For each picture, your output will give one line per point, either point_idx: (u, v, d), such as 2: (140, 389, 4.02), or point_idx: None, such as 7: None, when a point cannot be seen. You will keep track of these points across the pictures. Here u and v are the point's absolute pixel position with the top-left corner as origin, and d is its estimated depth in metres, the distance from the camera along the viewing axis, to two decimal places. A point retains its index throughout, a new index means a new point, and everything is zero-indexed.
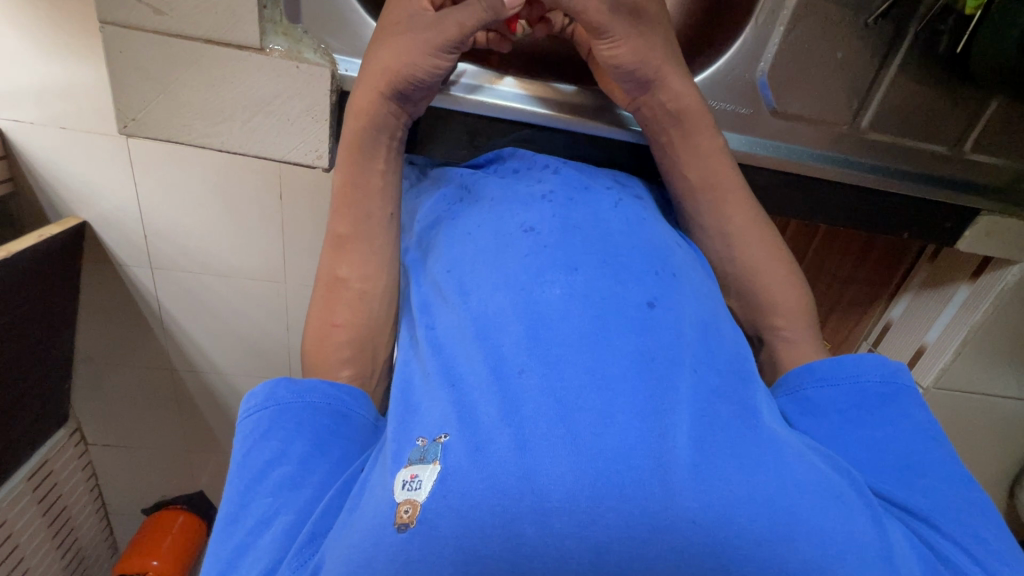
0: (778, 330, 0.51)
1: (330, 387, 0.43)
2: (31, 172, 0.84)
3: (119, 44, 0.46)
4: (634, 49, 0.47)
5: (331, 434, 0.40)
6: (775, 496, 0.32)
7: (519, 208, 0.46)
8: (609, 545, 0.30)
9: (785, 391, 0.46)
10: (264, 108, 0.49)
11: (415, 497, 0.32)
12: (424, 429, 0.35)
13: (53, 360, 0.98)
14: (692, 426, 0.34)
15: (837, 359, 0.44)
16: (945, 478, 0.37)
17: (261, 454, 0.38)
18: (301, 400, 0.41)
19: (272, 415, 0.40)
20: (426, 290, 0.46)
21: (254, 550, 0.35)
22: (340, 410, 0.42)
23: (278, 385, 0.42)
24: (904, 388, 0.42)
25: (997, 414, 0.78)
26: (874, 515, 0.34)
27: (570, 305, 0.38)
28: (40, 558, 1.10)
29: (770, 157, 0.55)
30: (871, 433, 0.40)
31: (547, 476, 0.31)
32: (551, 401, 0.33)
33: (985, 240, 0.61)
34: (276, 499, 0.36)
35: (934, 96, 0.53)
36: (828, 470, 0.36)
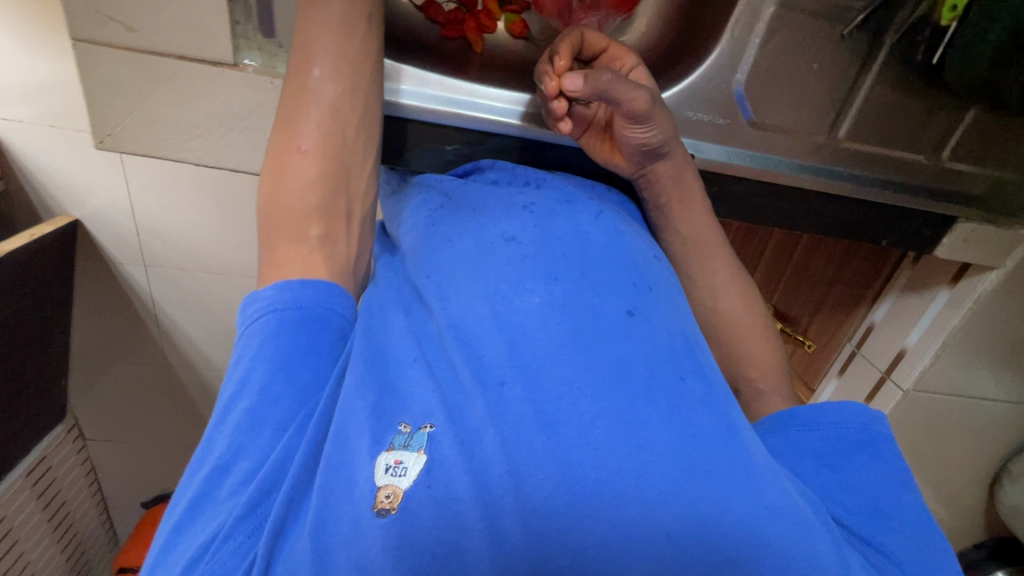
0: (751, 381, 0.52)
1: (299, 287, 0.39)
2: (22, 172, 0.85)
3: (91, 61, 0.45)
4: (659, 130, 0.49)
5: (299, 350, 0.37)
6: (751, 517, 0.32)
7: (501, 217, 0.46)
8: (585, 553, 0.31)
9: (766, 430, 0.47)
10: (241, 122, 0.50)
11: (398, 483, 0.32)
12: (408, 415, 0.35)
13: (50, 356, 0.99)
14: (675, 437, 0.34)
15: (816, 405, 0.45)
16: (913, 525, 0.38)
17: (228, 388, 0.36)
18: (266, 317, 0.38)
19: (240, 340, 0.38)
20: (404, 292, 0.46)
21: (215, 496, 0.33)
22: (312, 313, 0.38)
23: (248, 306, 0.39)
24: (881, 437, 0.43)
25: (976, 416, 0.79)
26: (835, 538, 0.35)
27: (548, 314, 0.39)
28: (40, 552, 1.11)
29: (748, 167, 0.55)
30: (850, 477, 0.41)
31: (530, 480, 0.32)
32: (533, 413, 0.34)
33: (962, 247, 0.62)
34: (237, 440, 0.34)
35: (911, 105, 0.53)
36: (799, 500, 0.36)
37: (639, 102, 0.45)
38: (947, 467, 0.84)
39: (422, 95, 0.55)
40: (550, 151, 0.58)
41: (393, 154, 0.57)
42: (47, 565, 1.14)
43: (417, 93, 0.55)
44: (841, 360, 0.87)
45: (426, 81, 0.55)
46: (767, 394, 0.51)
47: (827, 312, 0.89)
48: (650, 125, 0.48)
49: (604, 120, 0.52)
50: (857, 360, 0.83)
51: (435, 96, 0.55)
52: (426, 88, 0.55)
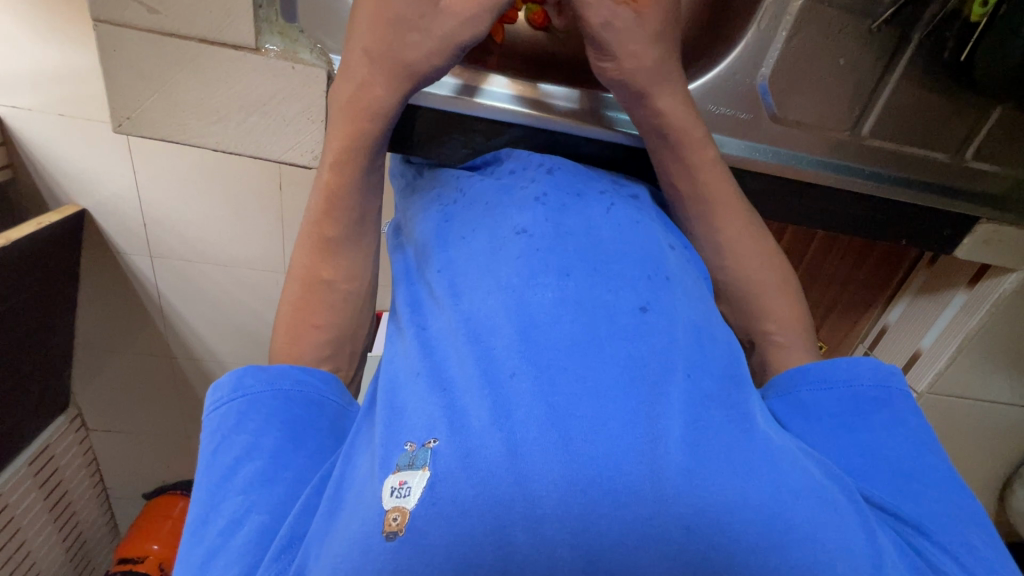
0: (768, 332, 0.51)
1: (301, 372, 0.42)
2: (30, 158, 0.84)
3: (112, 42, 0.45)
4: (637, 60, 0.49)
5: (305, 424, 0.39)
6: (772, 505, 0.32)
7: (513, 210, 0.46)
8: (602, 553, 0.30)
9: (776, 395, 0.46)
10: (260, 108, 0.49)
11: (404, 504, 0.31)
12: (413, 433, 0.34)
13: (54, 344, 0.99)
14: (685, 430, 0.34)
15: (831, 361, 0.44)
16: (941, 487, 0.38)
17: (231, 449, 0.37)
18: (271, 389, 0.40)
19: (240, 408, 0.39)
20: (419, 289, 0.46)
21: (224, 552, 0.34)
22: (313, 396, 0.41)
23: (245, 375, 0.40)
24: (896, 393, 0.42)
25: (988, 420, 0.79)
26: (862, 516, 0.34)
27: (561, 312, 0.38)
28: (41, 543, 1.11)
29: (769, 162, 0.55)
30: (866, 437, 0.40)
31: (538, 482, 0.31)
32: (544, 407, 0.33)
33: (983, 248, 0.61)
34: (248, 497, 0.35)
35: (937, 103, 0.52)
36: (825, 480, 0.36)
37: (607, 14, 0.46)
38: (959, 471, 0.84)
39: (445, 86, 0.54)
40: (572, 144, 0.57)
41: (414, 143, 0.56)
42: (48, 555, 1.14)
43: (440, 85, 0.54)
44: None
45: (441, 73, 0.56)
46: (786, 343, 0.50)
47: (839, 313, 0.89)
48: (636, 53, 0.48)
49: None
50: None
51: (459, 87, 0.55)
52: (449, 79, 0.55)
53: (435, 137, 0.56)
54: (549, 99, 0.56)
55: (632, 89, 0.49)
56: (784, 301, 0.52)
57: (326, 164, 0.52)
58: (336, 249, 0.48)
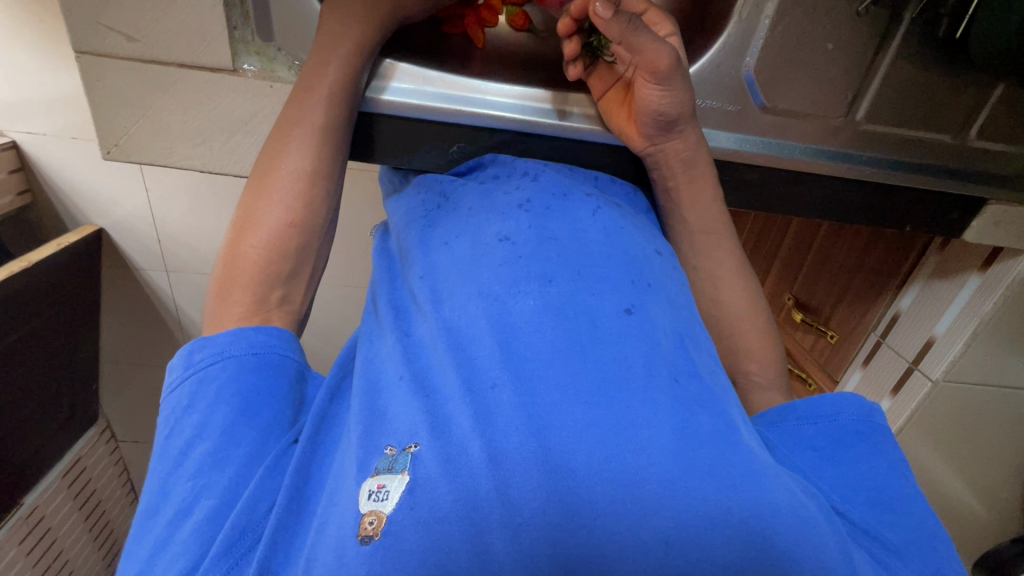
0: (750, 374, 0.50)
1: (253, 332, 0.40)
2: (47, 182, 0.87)
3: (95, 72, 0.46)
4: (677, 100, 0.48)
5: (259, 393, 0.38)
6: (748, 516, 0.31)
7: (496, 216, 0.45)
8: (579, 562, 0.30)
9: (764, 424, 0.45)
10: (242, 127, 0.50)
11: (381, 508, 0.31)
12: (393, 437, 0.34)
13: (81, 361, 1.02)
14: (671, 438, 0.33)
15: (812, 398, 0.44)
16: (917, 516, 0.37)
17: (182, 433, 0.36)
18: (219, 359, 0.39)
19: (191, 385, 0.38)
20: (404, 295, 0.46)
21: (173, 542, 0.33)
22: (268, 358, 0.40)
23: (193, 350, 0.39)
24: (879, 429, 0.42)
25: (1008, 405, 0.76)
26: (842, 540, 0.33)
27: (542, 317, 0.38)
28: (78, 550, 1.15)
29: (760, 153, 0.54)
30: (846, 472, 0.39)
31: (516, 490, 0.31)
32: (523, 417, 0.33)
33: (994, 231, 0.59)
34: (198, 482, 0.34)
35: (934, 83, 0.50)
36: (803, 497, 0.34)
37: (659, 59, 0.44)
38: (981, 460, 0.81)
39: (427, 93, 0.54)
40: (557, 146, 0.56)
41: (397, 155, 0.56)
42: (85, 562, 1.18)
43: (419, 92, 0.54)
44: (865, 351, 0.84)
45: (428, 79, 0.54)
46: (766, 387, 0.49)
47: (850, 302, 0.86)
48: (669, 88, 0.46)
49: (628, 83, 0.52)
50: (883, 350, 0.80)
51: (440, 94, 0.54)
52: (430, 86, 0.54)
53: (419, 147, 0.56)
54: (537, 103, 0.55)
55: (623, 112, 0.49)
56: (759, 323, 0.52)
57: None
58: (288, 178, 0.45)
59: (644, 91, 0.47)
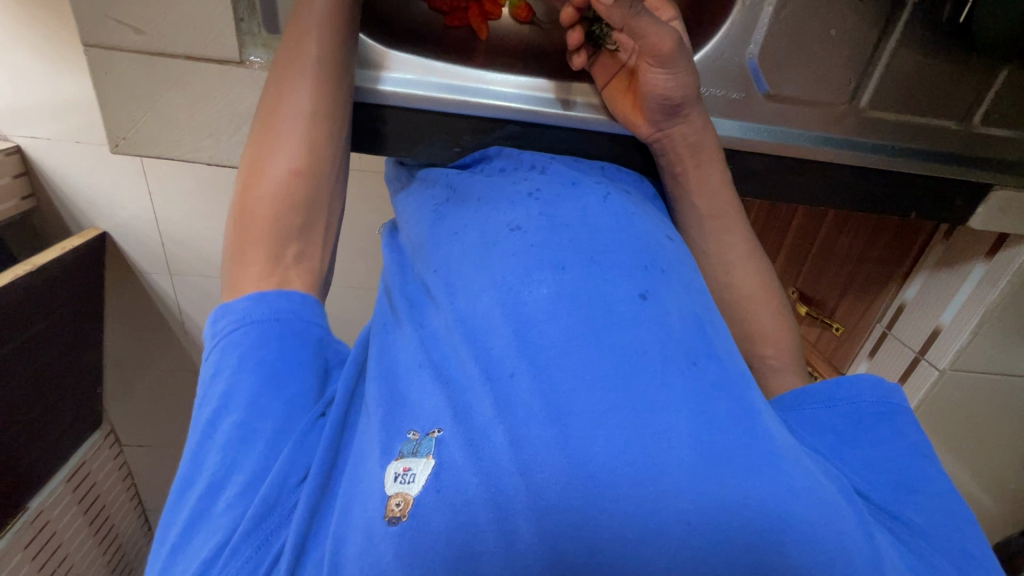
0: (764, 357, 0.51)
1: (274, 297, 0.40)
2: (51, 186, 0.87)
3: (103, 65, 0.46)
4: (683, 86, 0.48)
5: (281, 363, 0.38)
6: (774, 501, 0.31)
7: (506, 207, 0.46)
8: (604, 548, 0.30)
9: (782, 408, 0.45)
10: (249, 120, 0.50)
11: (408, 490, 0.32)
12: (415, 422, 0.35)
13: (86, 364, 1.02)
14: (692, 424, 0.33)
15: (835, 380, 0.44)
16: (939, 492, 0.37)
17: (211, 404, 0.37)
18: (243, 328, 0.39)
19: (219, 356, 0.39)
20: (417, 290, 0.46)
21: (210, 516, 0.34)
22: (288, 325, 0.40)
23: (220, 317, 0.40)
24: (900, 409, 0.42)
25: (1014, 394, 0.76)
26: (865, 523, 0.33)
27: (558, 304, 0.38)
28: (83, 555, 1.14)
29: (766, 141, 0.54)
30: (863, 454, 0.39)
31: (540, 474, 0.31)
32: (545, 404, 0.33)
33: (998, 216, 0.59)
34: (228, 455, 0.35)
35: (938, 69, 0.50)
36: (823, 479, 0.34)
37: (659, 41, 0.45)
38: (990, 451, 0.81)
39: (430, 84, 0.54)
40: (561, 137, 0.57)
41: (402, 147, 0.56)
42: (90, 567, 1.17)
43: (422, 83, 0.54)
44: (871, 342, 0.83)
45: (432, 70, 0.54)
46: (781, 370, 0.50)
47: (855, 293, 0.86)
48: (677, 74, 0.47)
49: (632, 70, 0.52)
50: (888, 341, 0.80)
51: (444, 85, 0.54)
52: (432, 77, 0.54)
53: (425, 138, 0.56)
54: (544, 93, 0.55)
55: None
56: (772, 308, 0.52)
57: None
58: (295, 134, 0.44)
59: (648, 75, 0.48)
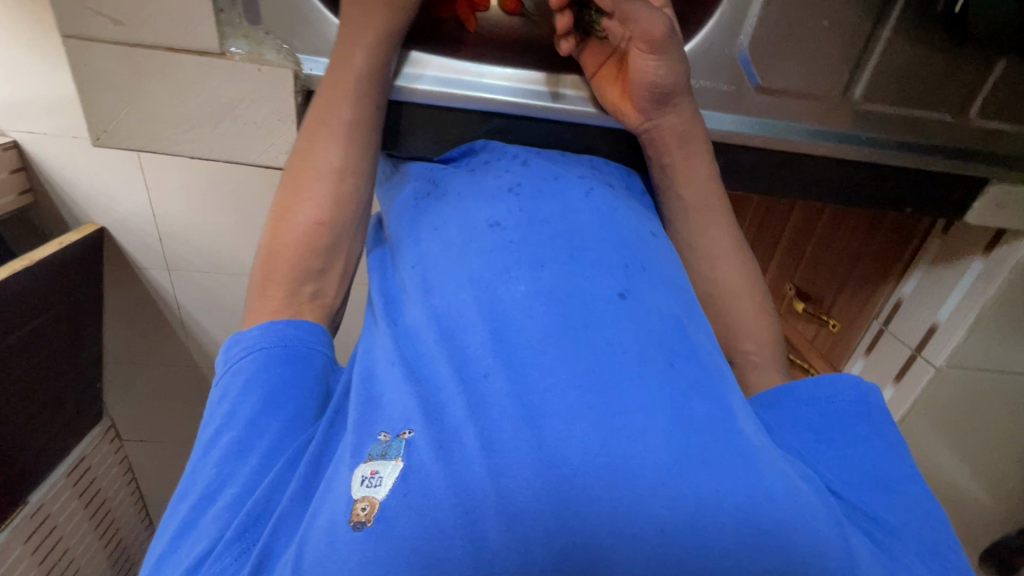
0: (747, 354, 0.50)
1: (283, 326, 0.41)
2: (47, 182, 0.87)
3: (83, 56, 0.46)
4: (673, 72, 0.47)
5: (284, 383, 0.38)
6: (746, 503, 0.30)
7: (486, 203, 0.45)
8: (575, 551, 0.29)
9: (763, 406, 0.44)
10: (231, 112, 0.49)
11: (374, 493, 0.31)
12: (388, 424, 0.34)
13: (84, 360, 1.02)
14: (666, 427, 0.32)
15: (813, 378, 0.43)
16: (917, 498, 0.36)
17: (213, 420, 0.37)
18: (252, 352, 0.40)
19: (226, 378, 0.39)
20: (396, 284, 0.45)
21: (199, 526, 0.33)
22: (297, 351, 0.40)
23: (231, 345, 0.41)
24: (877, 409, 0.41)
25: (1014, 392, 0.75)
26: (836, 520, 0.33)
27: (534, 304, 0.37)
28: (84, 549, 1.15)
29: (757, 134, 0.53)
30: (843, 453, 0.38)
31: (511, 478, 0.30)
32: (517, 405, 0.33)
33: (997, 211, 0.58)
34: (223, 468, 0.35)
35: (933, 61, 0.49)
36: (800, 482, 0.34)
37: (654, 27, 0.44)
38: (990, 449, 0.80)
39: (430, 80, 0.53)
40: (554, 131, 0.56)
41: (389, 140, 0.55)
42: (92, 561, 1.18)
43: (421, 78, 0.53)
44: (867, 339, 0.83)
45: (432, 65, 0.53)
46: (763, 366, 0.49)
47: (852, 290, 0.85)
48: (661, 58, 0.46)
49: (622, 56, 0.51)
50: (885, 337, 0.79)
51: (444, 80, 0.53)
52: (431, 72, 0.53)
53: (415, 132, 0.55)
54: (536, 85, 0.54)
55: None
56: (754, 301, 0.51)
57: None
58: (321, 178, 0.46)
59: (639, 62, 0.47)
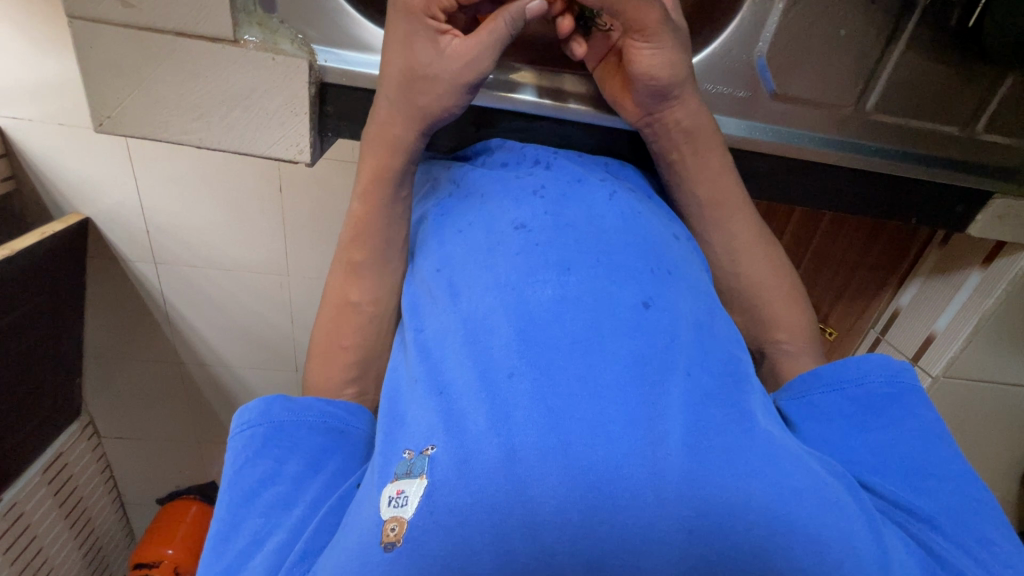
0: (779, 343, 0.52)
1: (326, 405, 0.42)
2: (31, 169, 0.84)
3: (88, 39, 0.44)
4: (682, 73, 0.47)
5: (328, 451, 0.39)
6: (775, 506, 0.30)
7: (510, 204, 0.44)
8: (602, 558, 0.29)
9: (788, 397, 0.45)
10: (241, 102, 0.48)
11: (402, 514, 0.30)
12: (412, 441, 0.33)
13: (64, 354, 0.99)
14: (687, 432, 0.32)
15: (839, 362, 0.43)
16: (954, 478, 0.36)
17: (255, 471, 0.37)
18: (296, 419, 0.40)
19: (265, 432, 0.39)
20: (417, 292, 0.44)
21: (245, 571, 0.34)
22: (340, 427, 0.42)
23: (274, 402, 0.40)
24: (909, 388, 0.41)
25: (1006, 402, 0.76)
26: (870, 520, 0.33)
27: (560, 307, 0.36)
28: (59, 549, 1.11)
29: (769, 141, 0.53)
30: (877, 437, 0.39)
31: (537, 487, 0.30)
32: (542, 409, 0.32)
33: (998, 224, 0.59)
34: (269, 519, 0.35)
35: (945, 74, 0.50)
36: (825, 474, 0.34)
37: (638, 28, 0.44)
38: (980, 457, 0.81)
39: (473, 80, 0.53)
40: (569, 133, 0.56)
41: None
42: (66, 561, 1.14)
43: None
44: (865, 346, 0.84)
45: None
46: (796, 354, 0.52)
47: (849, 299, 0.86)
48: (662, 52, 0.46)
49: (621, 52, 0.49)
50: (881, 346, 0.80)
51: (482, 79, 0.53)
52: None
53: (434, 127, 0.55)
54: (553, 85, 0.54)
55: (641, 94, 0.48)
56: (784, 289, 0.52)
57: (312, 158, 0.51)
58: (362, 275, 0.49)
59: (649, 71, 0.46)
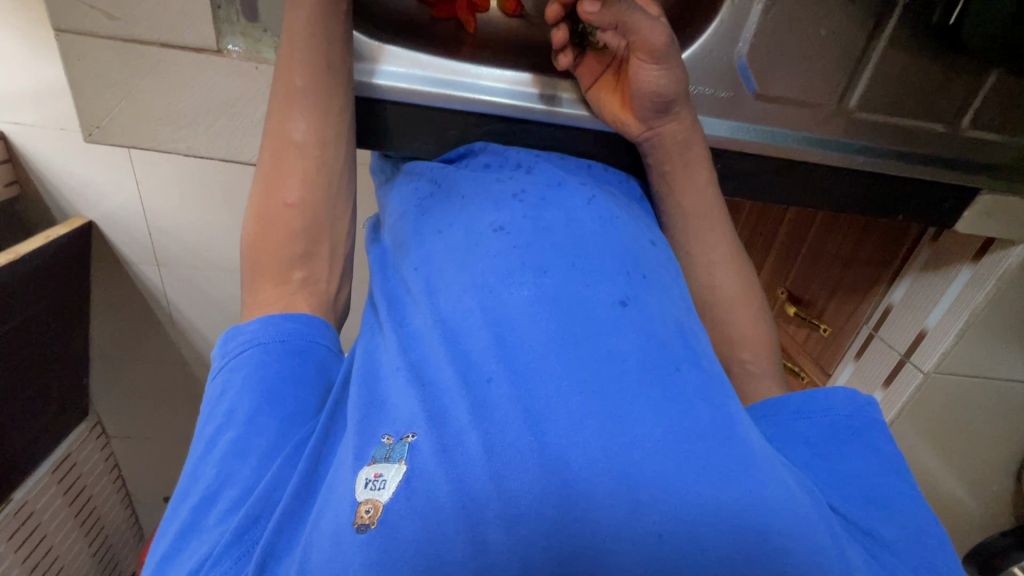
0: (744, 362, 0.50)
1: (281, 320, 0.40)
2: (34, 173, 0.85)
3: (74, 51, 0.45)
4: (674, 78, 0.48)
5: (283, 381, 0.37)
6: (746, 511, 0.31)
7: (489, 207, 0.45)
8: (575, 552, 0.30)
9: (759, 416, 0.45)
10: (227, 110, 0.50)
11: (377, 497, 0.31)
12: (391, 426, 0.34)
13: (69, 356, 1.00)
14: (665, 432, 0.32)
15: (810, 391, 0.44)
16: (911, 513, 0.37)
17: (211, 420, 0.36)
18: (246, 353, 0.38)
19: (223, 376, 0.38)
20: (396, 285, 0.46)
21: (201, 529, 0.33)
22: (296, 346, 0.39)
23: (229, 341, 0.39)
24: (876, 423, 0.42)
25: (1000, 397, 0.76)
26: (834, 533, 0.33)
27: (536, 309, 0.37)
28: (69, 548, 1.13)
29: (753, 141, 0.53)
30: (842, 467, 0.39)
31: (514, 482, 0.30)
32: (520, 410, 0.32)
33: (986, 220, 0.59)
34: (222, 469, 0.34)
35: (927, 70, 0.50)
36: (795, 488, 0.34)
37: (654, 36, 0.45)
38: (974, 453, 0.81)
39: (430, 80, 0.53)
40: (554, 135, 0.56)
41: (389, 142, 0.55)
42: (76, 560, 1.16)
43: (419, 78, 0.53)
44: (857, 344, 0.84)
45: (427, 64, 0.53)
46: (761, 375, 0.49)
47: (843, 294, 0.86)
48: (663, 64, 0.47)
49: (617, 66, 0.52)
50: (874, 342, 0.80)
51: (442, 80, 0.53)
52: (428, 72, 0.53)
53: (420, 131, 0.55)
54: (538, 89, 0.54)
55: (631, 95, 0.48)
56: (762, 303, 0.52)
57: None
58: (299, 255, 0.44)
59: (641, 72, 0.47)
